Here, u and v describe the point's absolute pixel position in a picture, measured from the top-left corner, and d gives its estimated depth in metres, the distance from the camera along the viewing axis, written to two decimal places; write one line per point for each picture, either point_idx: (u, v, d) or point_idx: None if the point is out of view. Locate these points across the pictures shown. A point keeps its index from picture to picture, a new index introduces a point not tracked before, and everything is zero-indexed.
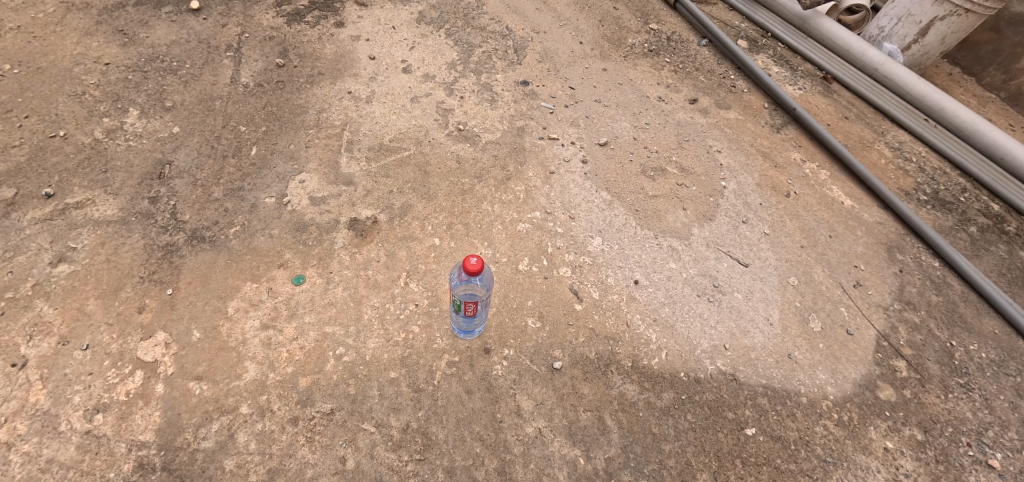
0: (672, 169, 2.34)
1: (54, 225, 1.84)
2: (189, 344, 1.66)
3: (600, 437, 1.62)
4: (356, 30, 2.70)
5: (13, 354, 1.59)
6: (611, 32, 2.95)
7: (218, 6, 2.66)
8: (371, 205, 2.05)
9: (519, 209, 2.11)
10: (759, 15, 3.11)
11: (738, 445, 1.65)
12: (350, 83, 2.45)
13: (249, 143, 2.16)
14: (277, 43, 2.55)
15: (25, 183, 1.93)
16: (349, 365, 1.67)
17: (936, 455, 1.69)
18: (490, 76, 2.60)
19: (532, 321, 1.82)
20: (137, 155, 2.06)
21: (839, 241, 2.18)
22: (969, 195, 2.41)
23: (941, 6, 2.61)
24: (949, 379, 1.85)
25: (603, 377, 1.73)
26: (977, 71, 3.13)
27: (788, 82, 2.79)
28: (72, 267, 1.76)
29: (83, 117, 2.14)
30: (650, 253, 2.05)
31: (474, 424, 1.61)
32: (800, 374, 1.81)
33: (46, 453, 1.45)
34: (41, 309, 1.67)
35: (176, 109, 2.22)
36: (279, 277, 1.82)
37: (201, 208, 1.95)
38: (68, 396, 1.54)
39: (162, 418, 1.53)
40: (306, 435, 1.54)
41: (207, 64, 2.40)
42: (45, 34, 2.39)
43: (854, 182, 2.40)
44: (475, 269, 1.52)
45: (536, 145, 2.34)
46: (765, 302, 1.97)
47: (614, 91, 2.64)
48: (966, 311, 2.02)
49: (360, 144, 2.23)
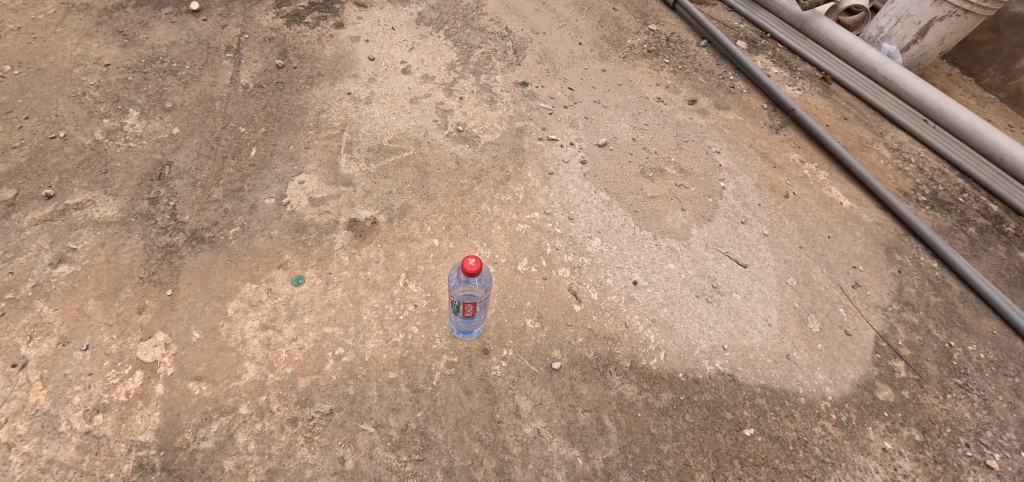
0: (671, 170, 2.34)
1: (54, 226, 1.85)
2: (189, 345, 1.66)
3: (599, 438, 1.63)
4: (356, 30, 2.70)
5: (13, 355, 1.59)
6: (610, 33, 2.95)
7: (218, 7, 2.66)
8: (371, 206, 2.05)
9: (518, 210, 2.11)
10: (758, 16, 3.12)
11: (737, 445, 1.65)
12: (349, 84, 2.45)
13: (248, 144, 2.16)
14: (276, 44, 2.55)
15: (25, 184, 1.93)
16: (348, 365, 1.68)
17: (934, 456, 1.69)
18: (489, 77, 2.60)
19: (530, 322, 1.82)
20: (137, 156, 2.07)
21: (837, 242, 2.18)
22: (968, 196, 2.41)
23: (939, 6, 2.61)
24: (947, 379, 1.85)
25: (602, 378, 1.73)
26: (976, 72, 3.13)
27: (787, 83, 2.80)
28: (72, 267, 1.76)
29: (83, 118, 2.14)
30: (649, 254, 2.05)
31: (473, 425, 1.61)
32: (798, 375, 1.81)
33: (46, 453, 1.46)
34: (41, 309, 1.68)
35: (176, 110, 2.23)
36: (279, 277, 1.83)
37: (201, 209, 1.95)
38: (68, 396, 1.54)
39: (161, 419, 1.53)
40: (305, 436, 1.55)
41: (207, 65, 2.40)
42: (45, 35, 2.40)
43: (853, 183, 2.40)
44: (473, 270, 1.52)
45: (535, 146, 2.35)
46: (764, 303, 1.97)
47: (613, 91, 2.64)
48: (965, 312, 2.02)
49: (359, 145, 2.23)
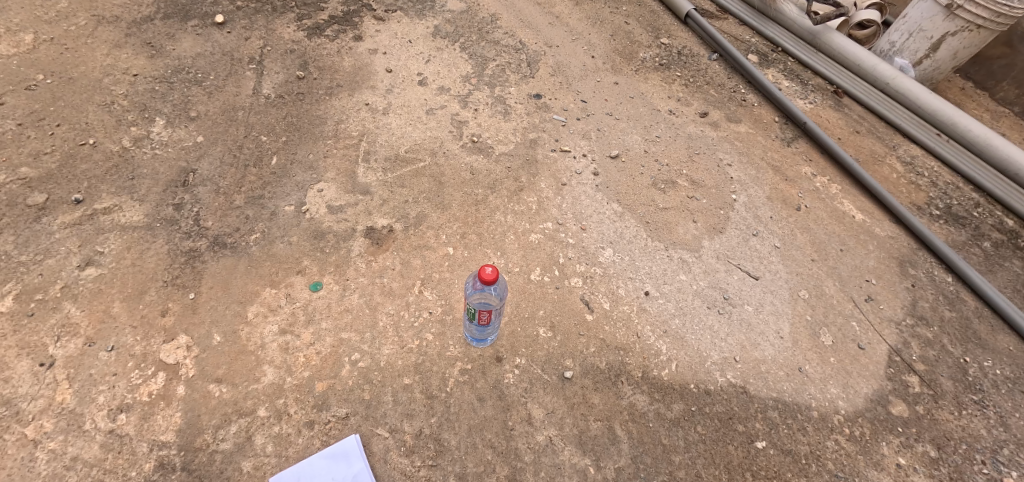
0: (683, 182, 2.36)
1: (82, 230, 1.91)
2: (210, 348, 1.70)
3: (611, 447, 1.64)
4: (374, 43, 2.76)
5: (41, 354, 1.64)
6: (622, 46, 2.99)
7: (241, 20, 2.74)
8: (388, 214, 2.09)
9: (531, 219, 2.14)
10: (768, 28, 3.13)
11: (749, 458, 1.65)
12: (367, 95, 2.51)
13: (269, 153, 2.22)
14: (297, 56, 2.62)
15: (55, 189, 2.00)
16: (364, 370, 1.71)
17: (949, 472, 1.68)
18: (503, 89, 2.64)
19: (543, 331, 1.84)
20: (162, 163, 2.13)
21: (850, 255, 2.18)
22: (982, 210, 2.41)
23: (952, 21, 2.62)
24: (963, 396, 1.84)
25: (614, 388, 1.75)
26: (990, 85, 3.13)
27: (799, 96, 2.81)
28: (99, 270, 1.82)
29: (111, 126, 2.21)
30: (661, 265, 2.07)
31: (486, 432, 1.63)
32: (812, 388, 1.81)
33: (71, 451, 1.50)
34: (69, 310, 1.73)
35: (200, 119, 2.29)
36: (297, 283, 1.87)
37: (223, 215, 2.00)
38: (93, 396, 1.58)
39: (182, 419, 1.57)
40: (322, 439, 1.58)
41: (230, 76, 2.47)
42: (76, 46, 2.48)
43: (865, 196, 2.40)
44: (490, 279, 1.54)
45: (548, 158, 2.38)
46: (775, 315, 1.98)
47: (626, 104, 2.68)
48: (980, 328, 2.01)
49: (376, 155, 2.28)
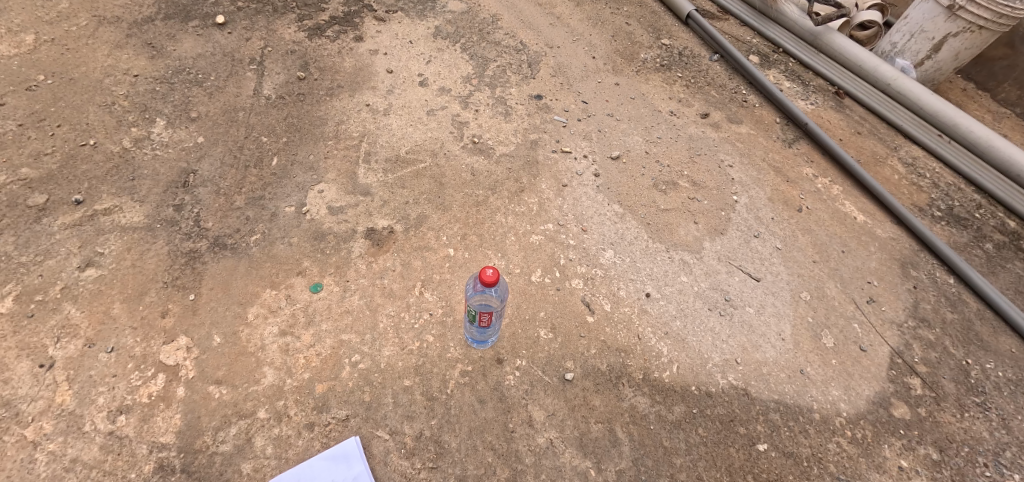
0: (684, 183, 2.36)
1: (82, 230, 1.90)
2: (210, 349, 1.70)
3: (611, 449, 1.63)
4: (375, 44, 2.76)
5: (41, 355, 1.64)
6: (623, 47, 2.99)
7: (242, 21, 2.74)
8: (388, 215, 2.09)
9: (532, 221, 2.14)
10: (769, 29, 3.13)
11: (750, 460, 1.65)
12: (367, 95, 2.51)
13: (270, 153, 2.22)
14: (298, 57, 2.62)
15: (56, 190, 1.99)
16: (365, 372, 1.70)
17: (951, 475, 1.67)
18: (504, 90, 2.64)
19: (544, 332, 1.84)
20: (162, 164, 2.13)
21: (852, 257, 2.18)
22: (984, 211, 2.40)
23: (954, 22, 2.62)
24: (965, 398, 1.83)
25: (615, 389, 1.74)
26: (991, 86, 3.12)
27: (800, 97, 2.81)
28: (99, 271, 1.81)
29: (112, 127, 2.21)
30: (662, 267, 2.06)
31: (486, 433, 1.63)
32: (813, 390, 1.81)
33: (71, 452, 1.49)
34: (69, 311, 1.72)
35: (201, 120, 2.29)
36: (297, 284, 1.86)
37: (224, 216, 2.00)
38: (93, 397, 1.58)
39: (182, 421, 1.57)
40: (322, 441, 1.58)
41: (231, 77, 2.47)
42: (77, 46, 2.48)
43: (867, 198, 2.40)
44: (490, 280, 1.54)
45: (549, 159, 2.37)
46: (776, 317, 1.97)
47: (627, 104, 2.67)
48: (982, 329, 2.00)
49: (377, 155, 2.28)
